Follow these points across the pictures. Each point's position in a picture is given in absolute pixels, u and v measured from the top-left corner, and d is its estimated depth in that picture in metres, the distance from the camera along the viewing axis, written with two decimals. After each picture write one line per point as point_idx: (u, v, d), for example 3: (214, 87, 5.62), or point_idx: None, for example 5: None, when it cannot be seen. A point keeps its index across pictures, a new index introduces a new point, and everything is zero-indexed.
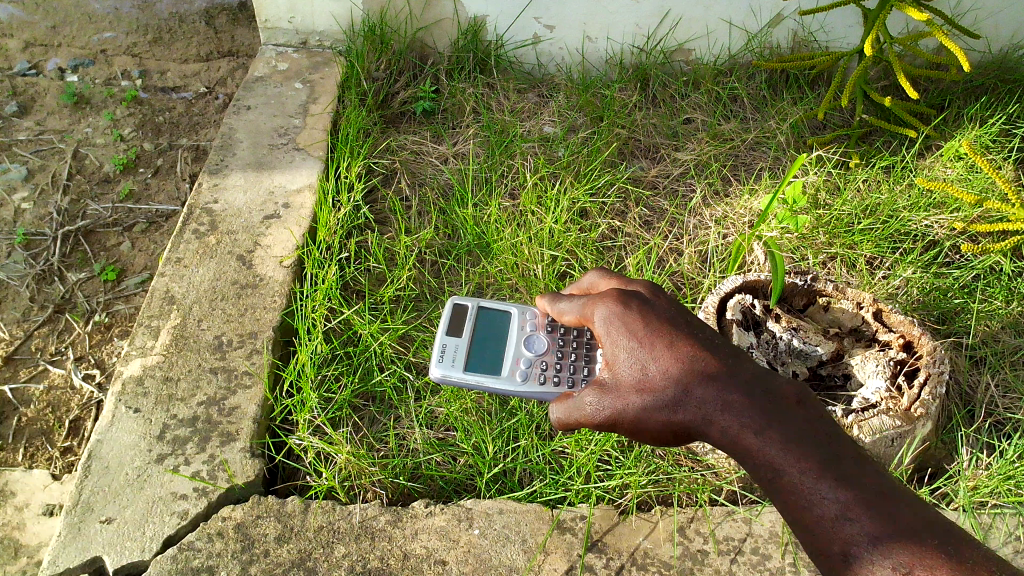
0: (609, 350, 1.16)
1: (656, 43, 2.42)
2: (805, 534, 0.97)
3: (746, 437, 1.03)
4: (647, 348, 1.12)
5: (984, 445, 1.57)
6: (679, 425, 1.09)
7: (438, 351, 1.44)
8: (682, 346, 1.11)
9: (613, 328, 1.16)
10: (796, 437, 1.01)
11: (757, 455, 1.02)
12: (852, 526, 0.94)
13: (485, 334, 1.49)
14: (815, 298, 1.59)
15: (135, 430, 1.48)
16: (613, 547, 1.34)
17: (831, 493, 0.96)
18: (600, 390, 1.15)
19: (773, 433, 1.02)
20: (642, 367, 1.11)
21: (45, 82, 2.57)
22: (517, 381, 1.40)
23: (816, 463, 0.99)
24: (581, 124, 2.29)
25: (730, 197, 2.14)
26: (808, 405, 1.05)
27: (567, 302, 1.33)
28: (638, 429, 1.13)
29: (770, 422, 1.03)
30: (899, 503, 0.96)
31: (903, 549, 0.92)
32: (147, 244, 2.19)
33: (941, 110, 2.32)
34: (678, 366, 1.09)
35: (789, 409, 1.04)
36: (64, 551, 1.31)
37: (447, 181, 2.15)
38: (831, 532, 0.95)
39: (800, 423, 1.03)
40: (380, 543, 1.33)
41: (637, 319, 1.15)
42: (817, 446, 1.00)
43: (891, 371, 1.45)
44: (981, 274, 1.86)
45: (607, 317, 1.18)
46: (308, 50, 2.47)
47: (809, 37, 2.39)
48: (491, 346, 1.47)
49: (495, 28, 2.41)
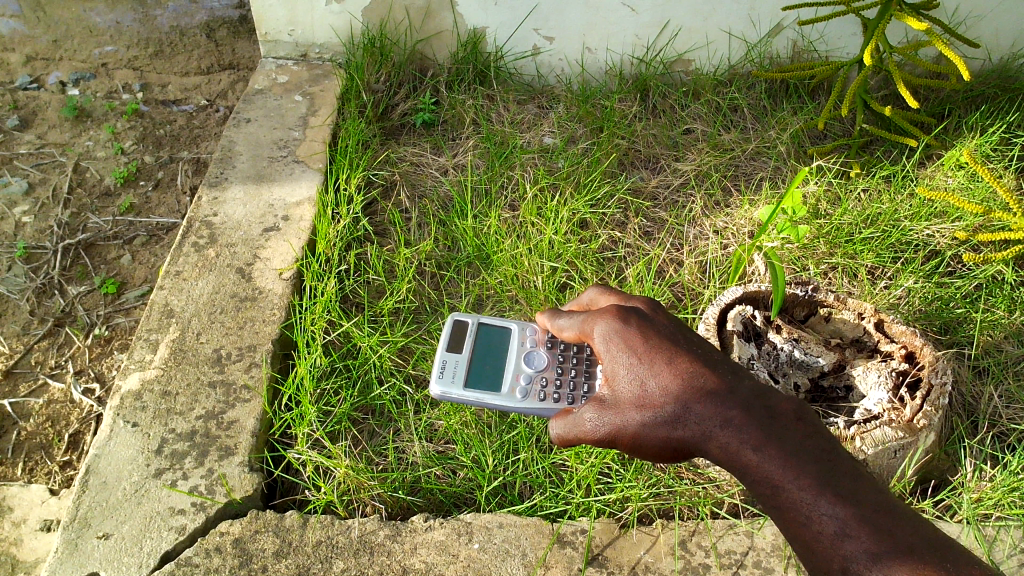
0: (609, 367, 1.15)
1: (655, 54, 2.43)
2: (805, 551, 0.97)
3: (745, 453, 1.02)
4: (646, 365, 1.12)
5: (988, 456, 1.56)
6: (679, 442, 1.08)
7: (438, 367, 1.43)
8: (681, 362, 1.10)
9: (612, 344, 1.15)
10: (795, 453, 1.00)
11: (756, 471, 1.01)
12: (851, 543, 0.93)
13: (486, 351, 1.48)
14: (816, 309, 1.58)
15: (134, 445, 1.47)
16: (614, 561, 1.33)
17: (829, 510, 0.95)
18: (599, 406, 1.14)
19: (772, 449, 1.01)
20: (641, 383, 1.11)
21: (46, 96, 2.57)
22: (517, 398, 1.39)
23: (815, 479, 0.98)
24: (581, 135, 2.29)
25: (731, 207, 2.14)
26: (808, 421, 1.05)
27: (566, 319, 1.33)
28: (638, 446, 1.12)
29: (769, 438, 1.02)
30: (898, 519, 0.95)
31: (903, 566, 0.91)
32: (148, 257, 2.19)
33: (942, 119, 2.31)
34: (677, 382, 1.08)
35: (788, 425, 1.03)
36: (61, 567, 1.30)
37: (447, 192, 2.15)
38: (830, 549, 0.94)
39: (800, 438, 1.02)
40: (379, 557, 1.32)
41: (636, 336, 1.14)
42: (817, 462, 0.99)
43: (893, 382, 1.44)
44: (983, 284, 1.85)
45: (606, 334, 1.17)
46: (308, 62, 2.47)
47: (809, 47, 2.39)
48: (491, 363, 1.46)
49: (495, 39, 2.42)
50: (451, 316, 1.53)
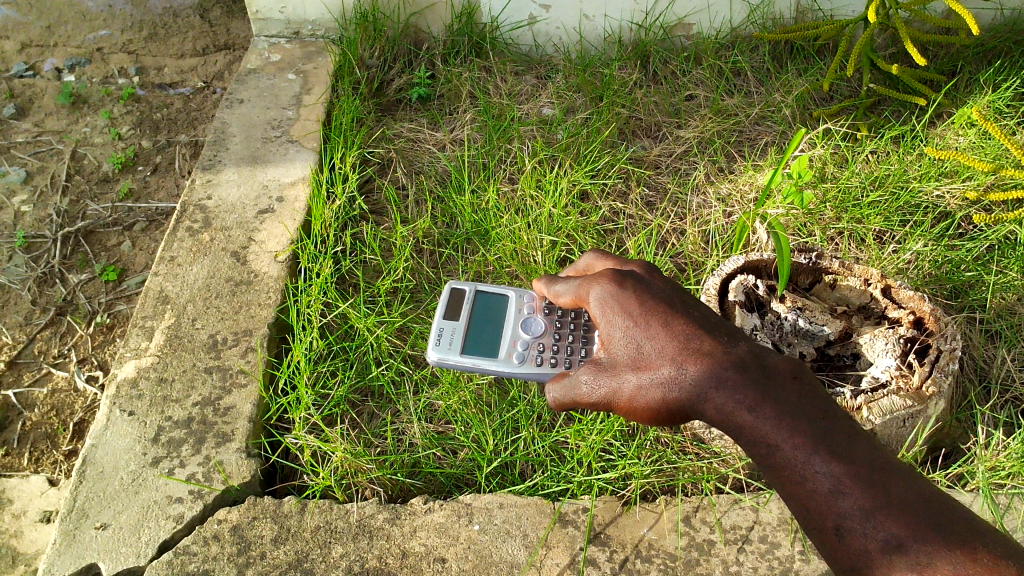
0: (606, 330, 1.12)
1: (655, 19, 2.35)
2: (799, 509, 0.94)
3: (741, 414, 0.99)
4: (642, 327, 1.08)
5: (1001, 423, 1.51)
6: (674, 404, 1.04)
7: (435, 335, 1.39)
8: (678, 324, 1.07)
9: (608, 308, 1.12)
10: (791, 413, 0.97)
11: (751, 432, 0.98)
12: (846, 500, 0.91)
13: (484, 318, 1.44)
14: (820, 276, 1.54)
15: (131, 434, 1.46)
16: (616, 539, 1.30)
17: (824, 467, 0.93)
18: (594, 369, 1.11)
19: (768, 409, 0.98)
20: (637, 346, 1.07)
21: (41, 83, 2.55)
22: (515, 362, 1.36)
23: (810, 437, 0.95)
24: (580, 105, 2.24)
25: (735, 173, 2.09)
26: (804, 382, 1.01)
27: (563, 284, 1.29)
28: (633, 409, 1.08)
29: (765, 398, 0.98)
30: (892, 475, 0.92)
31: (896, 522, 0.89)
32: (147, 242, 2.17)
33: (952, 76, 2.25)
34: (673, 344, 1.05)
35: (784, 385, 1.00)
36: (59, 559, 1.29)
37: (445, 168, 2.11)
38: (824, 507, 0.92)
39: (796, 399, 0.99)
40: (378, 541, 1.31)
41: (633, 298, 1.11)
42: (812, 422, 0.96)
43: (902, 349, 1.39)
44: (996, 245, 1.80)
45: (603, 297, 1.14)
46: (301, 40, 2.43)
47: (813, 6, 2.32)
48: (489, 329, 1.43)
49: (489, 10, 2.37)
50: (447, 286, 1.49)
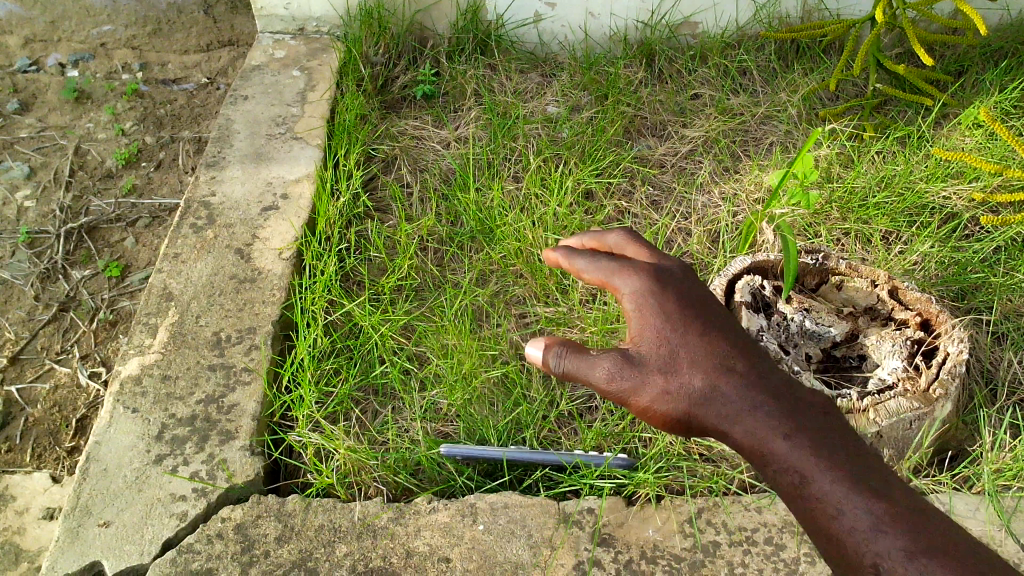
0: (636, 327, 1.10)
1: (661, 17, 2.35)
2: (811, 524, 0.95)
3: (764, 431, 1.00)
4: (678, 333, 1.08)
5: (1009, 425, 1.50)
6: (700, 418, 1.04)
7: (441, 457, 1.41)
8: (714, 339, 1.08)
9: (644, 304, 1.11)
10: (814, 434, 0.98)
11: (772, 449, 0.99)
12: (857, 516, 0.91)
13: (486, 452, 1.45)
14: (827, 277, 1.53)
15: (134, 432, 1.46)
16: (621, 540, 1.29)
17: (838, 485, 0.93)
18: (621, 357, 1.06)
19: (791, 428, 0.99)
20: (670, 349, 1.07)
21: (45, 78, 2.54)
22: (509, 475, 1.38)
23: (829, 457, 0.96)
24: (586, 103, 2.23)
25: (740, 172, 2.08)
26: (832, 416, 1.02)
27: (588, 259, 1.19)
28: (651, 414, 1.06)
29: (789, 418, 1.00)
30: (906, 501, 0.93)
31: (905, 539, 0.89)
32: (151, 239, 2.16)
33: (958, 76, 2.24)
34: (707, 358, 1.06)
35: (811, 412, 1.01)
36: (63, 556, 1.29)
37: (449, 166, 2.11)
38: (835, 523, 0.92)
39: (818, 422, 1.00)
40: (383, 541, 1.30)
41: (671, 301, 1.10)
42: (833, 445, 0.97)
43: (908, 351, 1.39)
44: (1003, 246, 1.79)
45: (637, 292, 1.12)
46: (306, 36, 2.42)
47: (819, 5, 2.31)
48: (484, 454, 1.45)
49: (495, 7, 2.37)
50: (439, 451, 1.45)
